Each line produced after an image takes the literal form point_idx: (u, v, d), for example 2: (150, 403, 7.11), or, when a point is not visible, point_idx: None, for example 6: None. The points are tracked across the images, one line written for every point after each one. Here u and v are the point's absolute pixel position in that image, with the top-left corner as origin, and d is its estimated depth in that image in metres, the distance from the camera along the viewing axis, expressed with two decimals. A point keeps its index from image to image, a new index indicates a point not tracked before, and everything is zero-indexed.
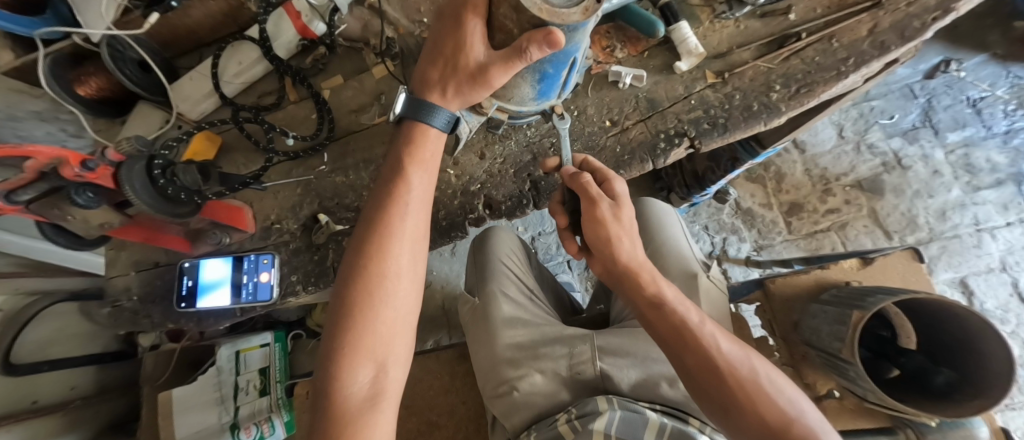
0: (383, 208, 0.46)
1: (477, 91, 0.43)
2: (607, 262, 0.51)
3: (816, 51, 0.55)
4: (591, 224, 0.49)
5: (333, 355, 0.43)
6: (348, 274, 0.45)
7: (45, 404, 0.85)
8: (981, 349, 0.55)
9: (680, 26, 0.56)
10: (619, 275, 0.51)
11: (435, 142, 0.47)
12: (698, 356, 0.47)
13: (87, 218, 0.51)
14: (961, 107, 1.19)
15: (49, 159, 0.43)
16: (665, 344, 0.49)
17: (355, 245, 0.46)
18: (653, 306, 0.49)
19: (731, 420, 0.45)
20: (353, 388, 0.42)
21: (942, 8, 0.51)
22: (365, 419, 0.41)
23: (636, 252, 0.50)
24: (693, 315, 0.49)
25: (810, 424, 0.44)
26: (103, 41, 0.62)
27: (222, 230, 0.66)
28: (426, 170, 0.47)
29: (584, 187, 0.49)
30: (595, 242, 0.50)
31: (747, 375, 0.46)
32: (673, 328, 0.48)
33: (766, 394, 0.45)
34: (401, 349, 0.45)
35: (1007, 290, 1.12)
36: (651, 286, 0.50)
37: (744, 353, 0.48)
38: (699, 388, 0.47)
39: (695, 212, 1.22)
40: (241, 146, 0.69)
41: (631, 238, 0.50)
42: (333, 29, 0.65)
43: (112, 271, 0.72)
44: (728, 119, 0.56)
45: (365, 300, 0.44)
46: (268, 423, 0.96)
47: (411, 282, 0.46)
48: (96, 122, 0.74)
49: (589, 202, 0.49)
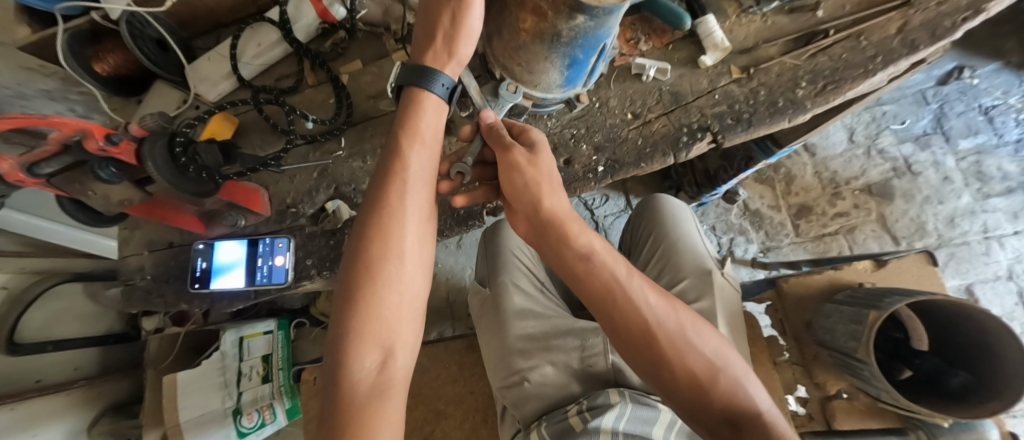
0: (383, 185, 0.45)
1: (466, 22, 0.45)
2: (526, 218, 0.48)
3: (844, 48, 0.54)
4: (514, 175, 0.47)
5: (339, 340, 0.41)
6: (351, 258, 0.43)
7: (48, 384, 0.85)
8: (995, 353, 0.55)
9: (707, 19, 0.56)
10: (542, 232, 0.47)
11: (433, 113, 0.47)
12: (624, 310, 0.43)
13: (108, 194, 0.51)
14: (975, 114, 1.19)
15: (75, 132, 0.43)
16: (589, 301, 0.45)
17: (357, 227, 0.44)
18: (580, 259, 0.45)
19: (661, 375, 0.42)
20: (359, 374, 0.39)
21: (974, 8, 0.51)
22: (373, 407, 0.38)
23: (550, 193, 0.47)
24: (621, 270, 0.45)
25: (736, 371, 0.43)
26: (123, 18, 0.61)
27: (238, 211, 0.65)
28: (425, 148, 0.46)
29: (498, 136, 0.49)
30: (514, 192, 0.48)
31: (676, 329, 0.43)
32: (598, 280, 0.45)
33: (694, 344, 0.43)
34: (408, 334, 0.42)
35: (1013, 299, 1.12)
36: (576, 238, 0.46)
37: (670, 305, 0.45)
38: (628, 345, 0.44)
39: (703, 212, 1.21)
40: (258, 127, 0.68)
41: (548, 191, 0.47)
42: (353, 13, 0.65)
43: (126, 251, 0.72)
44: (753, 114, 0.55)
45: (368, 280, 0.42)
46: (270, 410, 0.99)
47: (415, 262, 0.45)
48: (112, 100, 0.74)
49: (503, 148, 0.47)
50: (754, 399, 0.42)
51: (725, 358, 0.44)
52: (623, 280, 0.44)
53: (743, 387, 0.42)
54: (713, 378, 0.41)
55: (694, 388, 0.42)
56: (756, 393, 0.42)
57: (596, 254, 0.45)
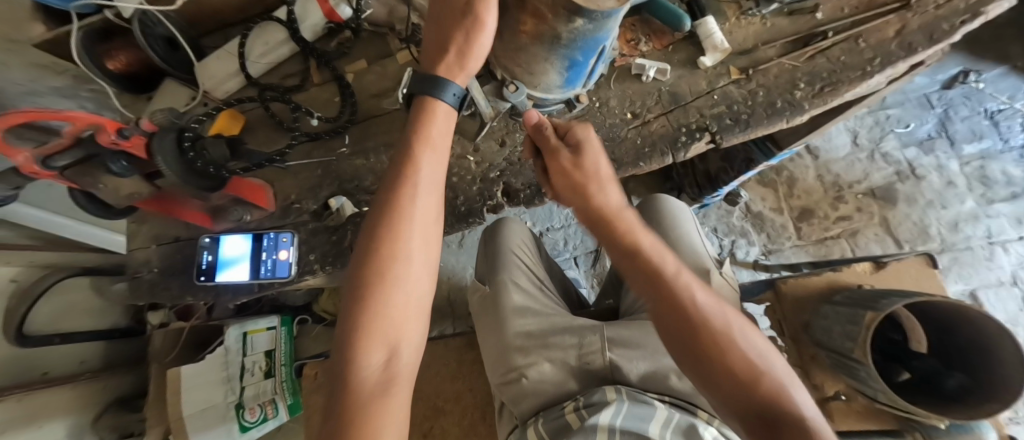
0: (393, 188, 0.45)
1: (477, 39, 0.45)
2: (582, 212, 0.52)
3: (842, 50, 0.55)
4: (559, 175, 0.51)
5: (345, 337, 0.41)
6: (360, 258, 0.44)
7: (55, 376, 0.86)
8: (991, 356, 0.55)
9: (706, 21, 0.56)
10: (597, 223, 0.51)
11: (444, 120, 0.47)
12: (668, 303, 0.46)
13: (118, 187, 0.52)
14: (979, 118, 1.19)
15: (88, 125, 0.44)
16: (638, 290, 0.48)
17: (366, 229, 0.44)
18: (627, 254, 0.49)
19: (703, 373, 0.43)
20: (364, 371, 0.40)
21: (972, 12, 0.52)
22: (378, 402, 0.39)
23: (602, 189, 0.50)
24: (671, 265, 0.48)
25: (780, 376, 0.42)
26: (136, 17, 0.63)
27: (243, 207, 0.67)
28: (435, 151, 0.46)
29: (543, 138, 0.51)
30: (564, 191, 0.52)
31: (720, 326, 0.44)
32: (644, 274, 0.48)
33: (737, 344, 0.43)
34: (413, 333, 0.43)
35: (1017, 305, 1.11)
36: (625, 236, 0.49)
37: (715, 303, 0.46)
38: (671, 336, 0.46)
39: (705, 214, 1.22)
40: (264, 125, 0.70)
41: (599, 185, 0.50)
42: (358, 13, 0.67)
43: (133, 244, 0.74)
44: (750, 115, 0.56)
45: (377, 280, 0.42)
46: (271, 406, 1.00)
47: (424, 265, 0.45)
48: (122, 97, 0.75)
49: (550, 153, 0.51)
50: (798, 403, 0.40)
51: (767, 361, 0.43)
52: (670, 274, 0.47)
53: (787, 392, 0.41)
54: (755, 380, 0.41)
55: (736, 390, 0.41)
56: (805, 400, 0.41)
57: (641, 251, 0.48)
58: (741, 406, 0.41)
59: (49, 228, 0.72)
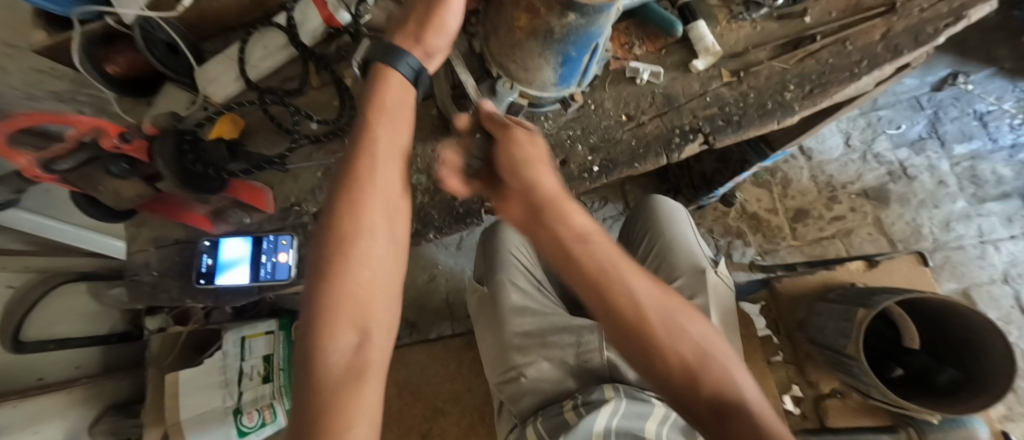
0: (351, 163, 0.43)
1: (441, 14, 0.47)
2: (519, 197, 0.47)
3: (831, 52, 0.56)
4: (506, 155, 0.46)
5: (309, 324, 0.38)
6: (319, 241, 0.41)
7: (51, 381, 0.85)
8: (981, 350, 0.57)
9: (698, 25, 0.58)
10: (536, 211, 0.46)
11: (398, 88, 0.46)
12: (621, 292, 0.44)
13: (118, 190, 0.52)
14: (968, 119, 1.21)
15: (89, 130, 0.47)
16: (585, 280, 0.45)
17: (325, 209, 0.42)
18: (576, 242, 0.45)
19: (656, 365, 0.43)
20: (332, 358, 0.37)
21: (955, 15, 0.53)
22: (349, 389, 0.35)
23: (547, 173, 0.46)
24: (616, 255, 0.46)
25: (725, 360, 0.44)
26: (136, 23, 0.64)
27: (243, 209, 0.69)
28: (393, 122, 0.45)
29: (498, 120, 0.48)
30: (508, 171, 0.46)
31: (668, 314, 0.44)
32: (592, 262, 0.45)
33: (688, 331, 0.44)
34: (384, 313, 0.40)
35: (1009, 303, 1.12)
36: (573, 219, 0.46)
37: (661, 294, 0.45)
38: (623, 326, 0.44)
39: (701, 215, 1.22)
40: (263, 128, 0.70)
41: (543, 169, 0.46)
42: (356, 18, 0.67)
43: (132, 247, 0.74)
44: (742, 116, 0.57)
45: (339, 258, 0.40)
46: (270, 410, 0.98)
47: (388, 239, 0.42)
48: (122, 102, 0.76)
49: (504, 128, 0.47)
50: (742, 385, 0.43)
51: (715, 347, 0.45)
52: (618, 264, 0.45)
53: (731, 374, 0.44)
54: (704, 366, 0.43)
55: (686, 376, 0.43)
56: (745, 379, 0.44)
57: (590, 237, 0.46)
58: (691, 392, 0.42)
59: (45, 232, 0.70)
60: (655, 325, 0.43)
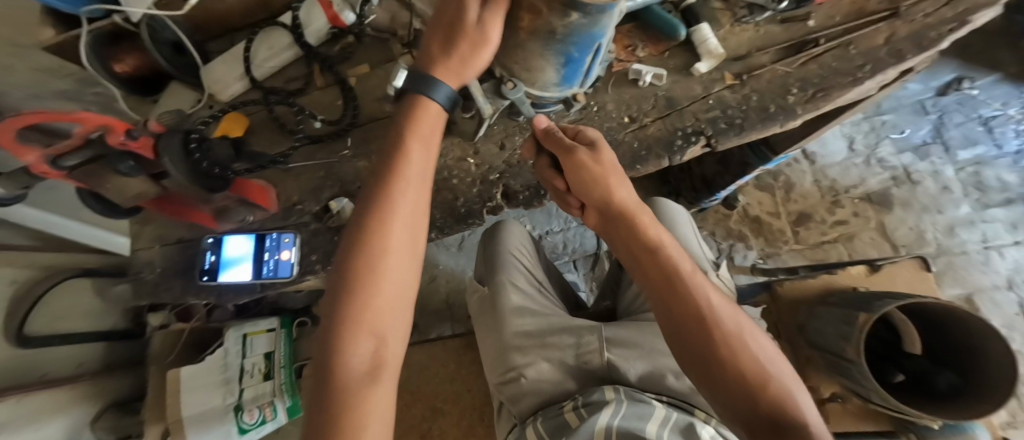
0: (384, 181, 0.45)
1: (479, 54, 0.45)
2: (600, 210, 0.51)
3: (833, 57, 0.56)
4: (575, 171, 0.49)
5: (333, 328, 0.40)
6: (348, 251, 0.43)
7: (55, 377, 0.85)
8: (981, 354, 0.57)
9: (701, 27, 0.58)
10: (614, 221, 0.51)
11: (434, 119, 0.47)
12: (685, 300, 0.46)
13: (125, 187, 0.53)
14: (973, 124, 1.20)
15: (97, 127, 0.46)
16: (651, 286, 0.48)
17: (356, 221, 0.44)
18: (647, 250, 0.49)
19: (712, 374, 0.43)
20: (352, 361, 0.39)
21: (959, 21, 0.54)
22: (366, 391, 0.38)
23: (623, 187, 0.50)
24: (685, 264, 0.48)
25: (786, 380, 0.43)
26: (144, 22, 0.65)
27: (246, 208, 0.69)
28: (425, 147, 0.46)
29: (558, 142, 0.50)
30: (583, 189, 0.50)
31: (729, 325, 0.45)
32: (659, 270, 0.48)
33: (746, 346, 0.44)
34: (401, 322, 0.43)
35: (1013, 309, 1.12)
36: (649, 229, 0.49)
37: (726, 303, 0.47)
38: (680, 333, 0.45)
39: (703, 218, 1.22)
40: (267, 128, 0.71)
41: (614, 184, 0.49)
42: (361, 19, 0.67)
43: (137, 244, 0.75)
44: (744, 119, 0.57)
45: (366, 270, 0.42)
46: (271, 407, 1.01)
47: (410, 258, 0.45)
48: (128, 100, 0.77)
49: (567, 151, 0.49)
50: (802, 408, 0.41)
51: (775, 365, 0.44)
52: (683, 272, 0.47)
53: (791, 395, 0.42)
54: (764, 383, 0.42)
55: (744, 389, 0.42)
56: (806, 402, 0.42)
57: (662, 246, 0.49)
58: (748, 403, 0.41)
59: (49, 227, 0.71)
60: (712, 334, 0.44)
